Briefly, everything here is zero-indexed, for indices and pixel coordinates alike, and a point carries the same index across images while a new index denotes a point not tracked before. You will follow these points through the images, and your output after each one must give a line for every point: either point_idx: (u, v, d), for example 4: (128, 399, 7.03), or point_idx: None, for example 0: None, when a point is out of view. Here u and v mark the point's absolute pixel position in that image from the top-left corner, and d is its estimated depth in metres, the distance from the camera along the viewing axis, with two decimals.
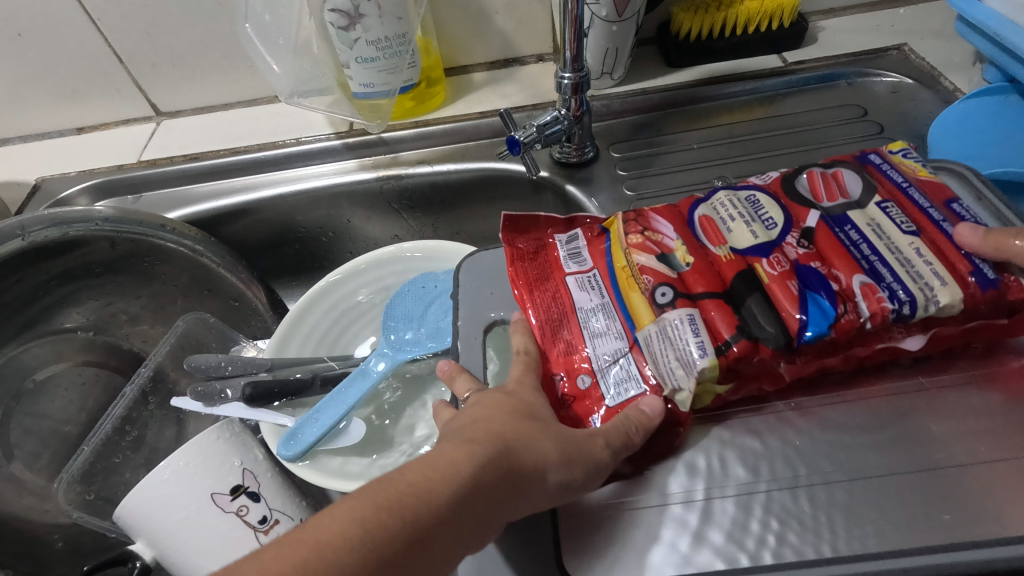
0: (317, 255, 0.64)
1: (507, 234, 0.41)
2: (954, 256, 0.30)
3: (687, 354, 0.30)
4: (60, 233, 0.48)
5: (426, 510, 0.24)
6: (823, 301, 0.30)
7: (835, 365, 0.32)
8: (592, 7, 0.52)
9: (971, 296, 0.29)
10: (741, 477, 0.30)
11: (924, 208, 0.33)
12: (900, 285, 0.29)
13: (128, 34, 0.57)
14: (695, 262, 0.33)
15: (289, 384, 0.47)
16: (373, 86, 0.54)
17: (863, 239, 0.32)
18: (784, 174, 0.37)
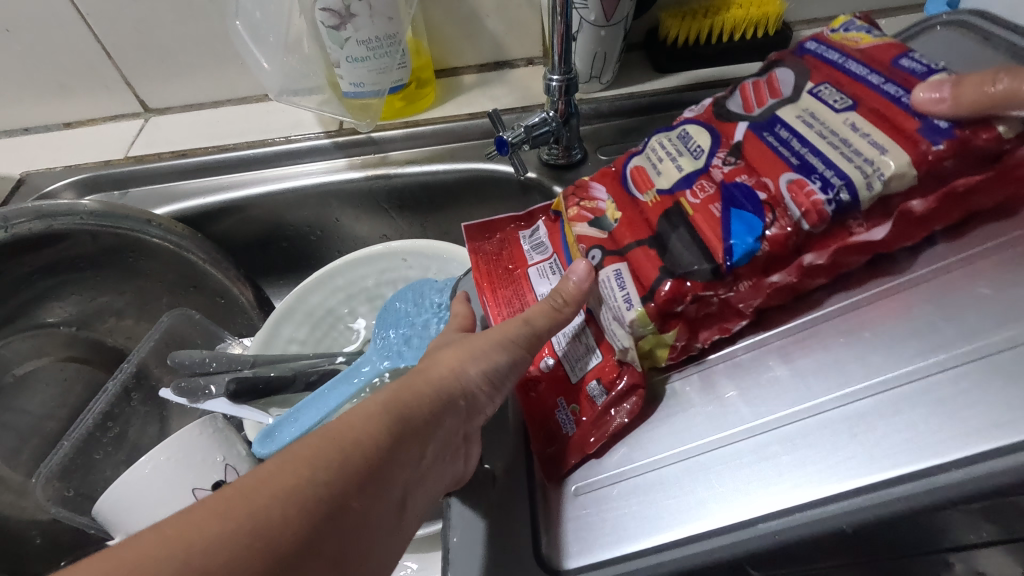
0: (305, 254, 0.64)
1: (474, 238, 0.45)
2: (902, 120, 0.27)
3: (619, 308, 0.32)
4: (45, 225, 0.48)
5: (345, 462, 0.25)
6: (748, 217, 0.29)
7: (795, 283, 0.30)
8: (580, 11, 0.53)
9: (920, 157, 0.26)
10: (720, 427, 0.30)
11: (860, 80, 0.31)
12: (833, 169, 0.27)
13: (118, 29, 0.57)
14: (622, 216, 0.35)
15: (273, 380, 0.46)
16: (363, 86, 0.55)
17: (794, 135, 0.30)
18: (715, 100, 0.36)
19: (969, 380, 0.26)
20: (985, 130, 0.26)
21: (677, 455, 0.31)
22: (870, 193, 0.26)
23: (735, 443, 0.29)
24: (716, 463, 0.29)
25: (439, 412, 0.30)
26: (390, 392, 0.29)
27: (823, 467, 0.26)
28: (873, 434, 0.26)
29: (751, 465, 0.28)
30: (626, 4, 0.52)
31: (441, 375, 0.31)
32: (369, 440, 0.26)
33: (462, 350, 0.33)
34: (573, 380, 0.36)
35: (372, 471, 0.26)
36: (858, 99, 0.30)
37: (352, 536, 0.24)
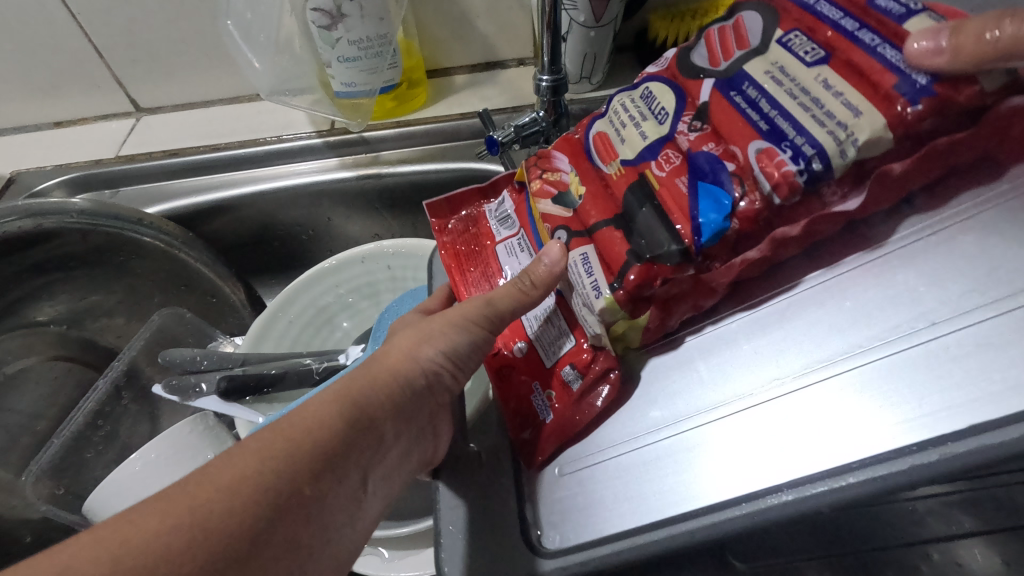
0: (297, 253, 0.64)
1: (439, 214, 0.44)
2: (873, 73, 0.24)
3: (588, 295, 0.31)
4: (35, 224, 0.48)
5: (307, 448, 0.26)
6: (715, 190, 0.27)
7: (782, 253, 0.28)
8: (570, 13, 0.53)
9: (897, 117, 0.23)
10: (698, 411, 0.28)
11: (836, 19, 0.26)
12: (803, 136, 0.24)
13: (109, 29, 0.57)
14: (586, 192, 0.33)
15: (263, 377, 0.47)
16: (355, 86, 0.55)
17: (761, 95, 0.27)
18: (677, 52, 0.32)
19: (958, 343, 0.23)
20: (967, 86, 0.22)
21: (655, 435, 0.29)
22: (844, 160, 0.24)
23: (711, 420, 0.27)
24: (689, 440, 0.27)
25: (397, 399, 0.31)
26: (347, 383, 0.30)
27: (813, 438, 0.24)
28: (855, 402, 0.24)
29: (732, 439, 0.26)
30: (615, 6, 0.53)
31: (399, 360, 0.32)
32: (326, 430, 0.27)
33: (422, 336, 0.33)
34: (546, 365, 0.35)
35: (331, 458, 0.27)
36: (831, 47, 0.26)
37: (315, 519, 0.26)
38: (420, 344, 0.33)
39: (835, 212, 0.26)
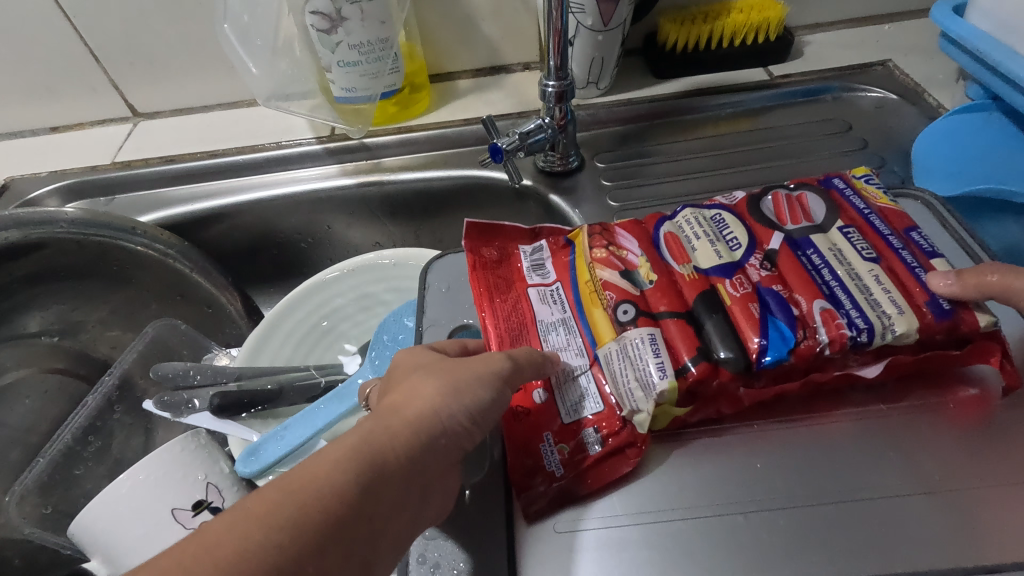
0: (296, 262, 0.62)
1: (472, 241, 0.42)
2: (911, 286, 0.32)
3: (648, 373, 0.31)
4: (24, 234, 0.47)
5: (310, 515, 0.23)
6: (783, 327, 0.31)
7: (794, 390, 0.33)
8: (577, 16, 0.51)
9: (926, 325, 0.31)
10: (728, 496, 0.32)
11: (884, 234, 0.34)
12: (858, 312, 0.31)
13: (105, 33, 0.56)
14: (657, 279, 0.35)
15: (259, 394, 0.46)
16: (355, 91, 0.53)
17: (824, 264, 0.34)
18: (748, 195, 0.38)
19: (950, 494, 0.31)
20: (968, 319, 0.31)
21: (664, 513, 0.31)
22: (882, 340, 0.31)
23: (729, 511, 0.31)
24: (733, 527, 0.30)
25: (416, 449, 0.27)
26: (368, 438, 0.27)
27: (840, 553, 0.29)
28: (875, 523, 0.30)
29: (768, 537, 0.30)
30: (623, 8, 0.51)
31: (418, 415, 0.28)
32: (329, 497, 0.24)
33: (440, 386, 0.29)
34: (565, 421, 0.34)
35: (332, 529, 0.23)
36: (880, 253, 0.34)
37: None
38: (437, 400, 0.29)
39: (848, 371, 0.33)
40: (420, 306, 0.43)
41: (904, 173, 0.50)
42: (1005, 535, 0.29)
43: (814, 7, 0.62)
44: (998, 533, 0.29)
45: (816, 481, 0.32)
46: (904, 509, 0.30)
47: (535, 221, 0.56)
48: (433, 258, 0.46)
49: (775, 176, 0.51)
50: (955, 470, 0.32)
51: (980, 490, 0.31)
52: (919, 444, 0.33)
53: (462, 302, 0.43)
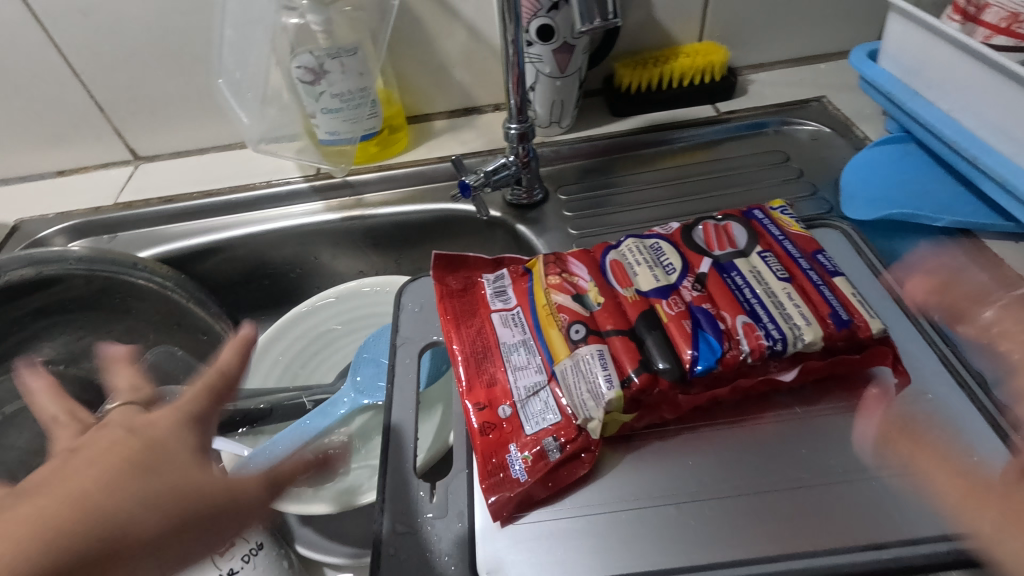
0: (286, 291, 0.67)
1: (440, 271, 0.47)
2: (818, 301, 0.37)
3: (599, 386, 0.35)
4: (36, 271, 0.52)
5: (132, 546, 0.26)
6: (711, 340, 0.36)
7: (725, 395, 0.37)
8: (536, 65, 0.57)
9: (829, 334, 0.35)
10: (663, 491, 0.36)
11: (795, 257, 0.40)
12: (774, 325, 0.36)
13: (110, 86, 0.61)
14: (604, 301, 0.39)
15: (250, 412, 0.51)
16: (338, 134, 0.58)
17: (746, 284, 0.39)
18: (681, 225, 0.44)
19: (855, 482, 0.35)
20: (864, 328, 0.35)
21: (607, 509, 0.35)
22: (795, 348, 0.35)
23: (663, 505, 0.35)
24: (665, 518, 0.35)
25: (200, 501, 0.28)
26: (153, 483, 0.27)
27: (758, 536, 0.33)
28: (791, 509, 0.34)
29: (697, 525, 0.34)
30: (579, 57, 0.57)
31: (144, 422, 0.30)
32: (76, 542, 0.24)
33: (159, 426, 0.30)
34: (527, 432, 0.37)
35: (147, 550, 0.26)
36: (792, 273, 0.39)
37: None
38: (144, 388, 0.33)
39: (770, 377, 0.37)
40: (395, 324, 0.48)
41: (833, 199, 0.56)
42: (902, 516, 0.33)
43: (756, 50, 0.68)
44: (894, 514, 0.33)
45: (740, 474, 0.36)
46: (815, 496, 0.35)
47: (504, 247, 0.61)
48: (407, 282, 0.51)
49: (721, 204, 0.57)
50: (859, 462, 0.36)
51: (880, 478, 0.35)
52: (828, 441, 0.37)
53: (433, 321, 0.48)
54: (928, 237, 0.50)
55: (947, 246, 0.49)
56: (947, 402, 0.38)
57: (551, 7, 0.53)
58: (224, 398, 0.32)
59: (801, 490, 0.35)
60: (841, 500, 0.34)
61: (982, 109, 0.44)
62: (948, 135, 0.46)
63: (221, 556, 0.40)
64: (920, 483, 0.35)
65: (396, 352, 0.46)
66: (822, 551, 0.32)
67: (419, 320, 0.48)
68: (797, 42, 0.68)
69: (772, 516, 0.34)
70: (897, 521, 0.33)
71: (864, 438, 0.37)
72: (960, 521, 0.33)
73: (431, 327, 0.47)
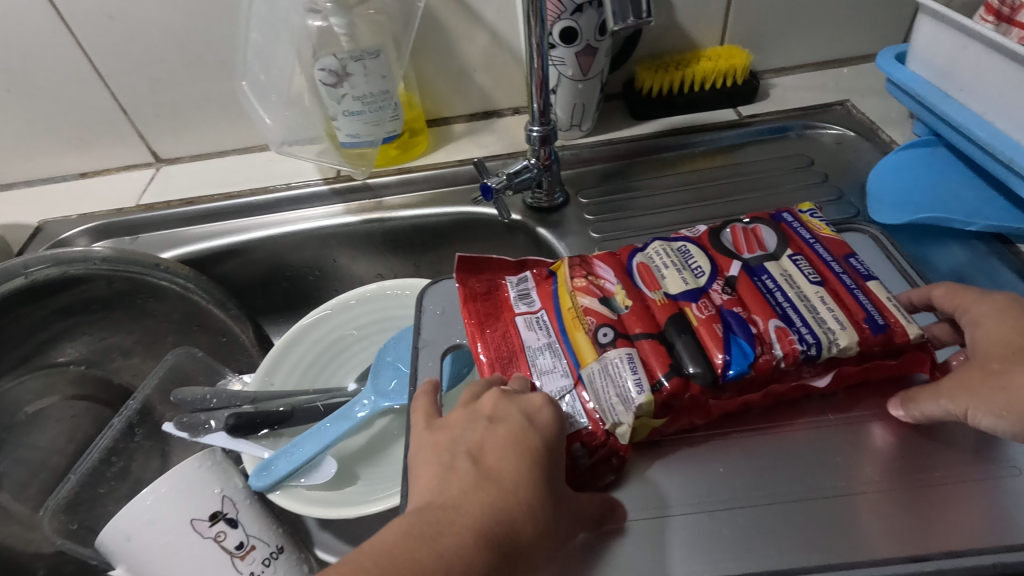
0: (304, 294, 0.67)
1: (462, 274, 0.46)
2: (853, 304, 0.36)
3: (629, 389, 0.35)
4: (61, 271, 0.52)
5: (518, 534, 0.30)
6: (743, 345, 0.35)
7: (756, 400, 0.37)
8: (558, 68, 0.57)
9: (865, 339, 0.34)
10: (694, 498, 0.35)
11: (827, 261, 0.39)
12: (808, 329, 0.35)
13: (134, 89, 0.62)
14: (632, 304, 0.39)
15: (271, 415, 0.50)
16: (359, 137, 0.58)
17: (777, 287, 0.38)
18: (709, 229, 0.43)
19: (893, 491, 0.34)
20: (902, 333, 0.34)
21: (638, 517, 0.35)
22: (831, 352, 0.34)
23: (694, 513, 0.34)
24: (696, 527, 0.34)
25: (570, 498, 0.33)
26: (439, 545, 0.28)
27: (795, 546, 0.32)
28: (827, 519, 0.33)
29: (731, 533, 0.33)
30: (601, 60, 0.57)
31: (489, 477, 0.32)
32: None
33: (475, 489, 0.31)
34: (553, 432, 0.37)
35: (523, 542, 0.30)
36: (824, 276, 0.38)
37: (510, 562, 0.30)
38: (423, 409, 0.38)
39: (803, 382, 0.36)
40: (416, 326, 0.47)
41: (860, 203, 0.55)
42: (944, 527, 0.32)
43: (778, 54, 0.67)
44: (938, 524, 0.32)
45: (775, 482, 0.35)
46: (852, 506, 0.34)
47: (524, 251, 0.61)
48: (429, 283, 0.50)
49: (745, 208, 0.56)
50: (896, 470, 0.35)
51: (918, 486, 0.34)
52: (864, 449, 0.36)
53: (455, 324, 0.47)
54: (959, 241, 0.49)
55: (979, 250, 0.48)
56: None
57: (574, 9, 0.53)
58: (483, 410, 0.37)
59: (837, 499, 0.34)
60: (879, 511, 0.33)
61: (1016, 110, 0.43)
62: (981, 137, 0.45)
63: (241, 557, 0.43)
64: (961, 494, 0.34)
65: (419, 354, 0.45)
66: (861, 563, 0.31)
67: (441, 322, 0.47)
68: (820, 46, 0.67)
69: (808, 526, 0.33)
70: (939, 533, 0.32)
71: (901, 445, 0.36)
72: (1006, 535, 0.32)
73: (453, 330, 0.47)
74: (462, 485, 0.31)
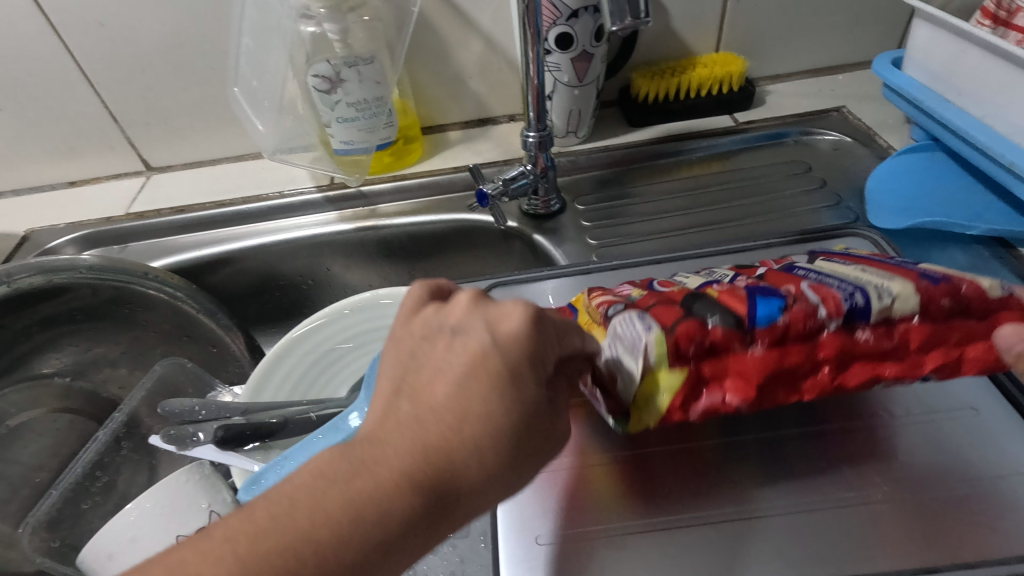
0: (297, 304, 0.65)
1: None
2: (904, 272, 0.32)
3: (631, 343, 0.31)
4: (46, 279, 0.51)
5: (425, 495, 0.25)
6: (770, 298, 0.31)
7: (805, 377, 0.31)
8: (554, 74, 0.57)
9: (925, 288, 0.30)
10: (697, 509, 0.34)
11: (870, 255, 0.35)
12: (857, 288, 0.30)
13: (125, 96, 0.61)
14: (644, 292, 0.35)
15: (261, 427, 0.48)
16: (353, 143, 0.58)
17: (810, 270, 0.34)
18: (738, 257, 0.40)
19: (902, 502, 0.33)
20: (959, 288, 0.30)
21: (638, 529, 0.33)
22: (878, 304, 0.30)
23: (696, 525, 0.33)
24: (699, 539, 0.33)
25: (518, 442, 0.27)
26: (354, 487, 0.25)
27: (801, 558, 0.31)
28: (834, 530, 0.32)
29: (734, 544, 0.32)
30: (597, 66, 0.57)
31: (432, 407, 0.27)
32: None
33: (411, 433, 0.26)
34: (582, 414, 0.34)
35: (433, 507, 0.25)
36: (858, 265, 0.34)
37: (404, 539, 0.25)
38: (420, 295, 0.33)
39: (861, 347, 0.30)
40: None
41: (859, 209, 0.54)
42: (956, 539, 0.31)
43: (773, 61, 0.67)
44: (951, 536, 0.31)
45: (779, 493, 0.34)
46: (856, 516, 0.33)
47: (521, 259, 0.60)
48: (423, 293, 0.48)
49: (746, 214, 0.56)
50: (904, 478, 0.34)
51: (926, 495, 0.33)
52: (871, 457, 0.35)
53: None
54: (959, 245, 0.49)
55: (980, 255, 0.48)
56: (992, 414, 0.36)
57: (570, 15, 0.52)
58: (467, 358, 0.28)
59: (844, 509, 0.33)
60: (884, 520, 0.32)
61: (1015, 113, 0.43)
62: (981, 140, 0.45)
63: None
64: (971, 501, 0.33)
65: None
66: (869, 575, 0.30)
67: None
68: (816, 53, 0.68)
69: (814, 536, 0.32)
70: (950, 544, 0.31)
71: (908, 453, 0.35)
72: (1021, 545, 0.31)
73: None
74: (399, 420, 0.27)
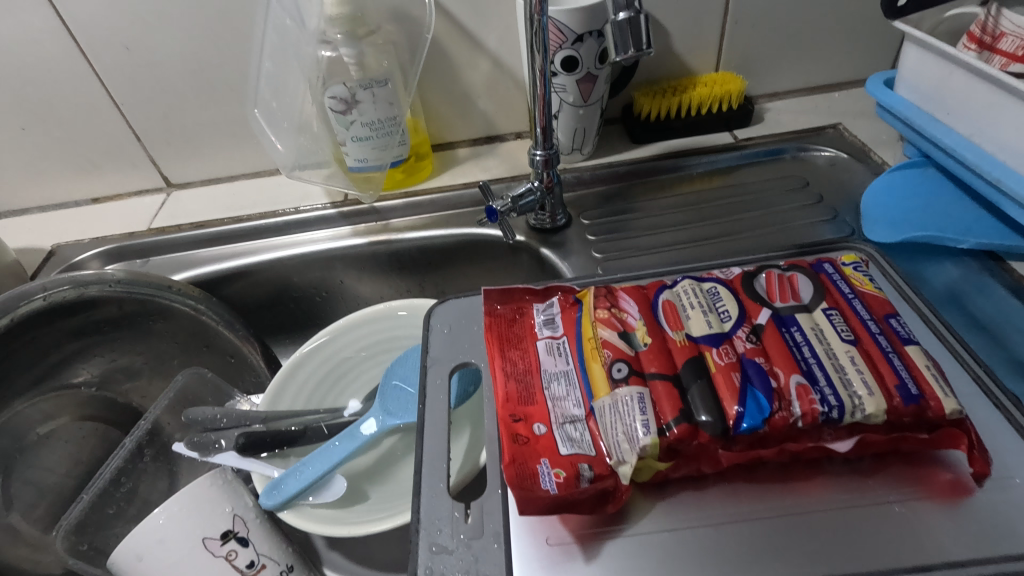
0: (310, 315, 0.68)
1: (493, 300, 0.46)
2: (887, 371, 0.34)
3: (633, 430, 0.34)
4: (77, 292, 0.53)
5: None
6: (760, 397, 0.34)
7: (771, 456, 0.36)
8: (559, 95, 0.59)
9: (895, 408, 0.33)
10: (702, 511, 0.36)
11: (864, 320, 0.38)
12: (832, 390, 0.34)
13: (148, 117, 0.64)
14: (651, 342, 0.38)
15: (280, 435, 0.51)
16: (366, 161, 0.60)
17: (806, 341, 0.37)
18: (742, 272, 0.42)
19: (897, 503, 0.35)
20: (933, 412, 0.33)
21: (643, 529, 0.35)
22: (849, 416, 0.33)
23: (700, 526, 0.35)
24: (704, 538, 0.34)
25: None
26: None
27: (800, 558, 0.33)
28: (833, 531, 0.34)
29: (737, 544, 0.34)
30: (601, 87, 0.59)
31: None
32: None
33: None
34: (561, 452, 0.35)
35: None
36: (858, 336, 0.37)
37: None
38: None
39: (824, 445, 0.35)
40: (424, 345, 0.47)
41: (854, 222, 0.56)
42: (948, 539, 0.33)
43: (771, 79, 0.70)
44: (943, 536, 0.33)
45: (779, 495, 0.36)
46: (856, 518, 0.34)
47: (528, 271, 0.62)
48: (436, 304, 0.51)
49: (742, 228, 0.58)
50: (899, 481, 0.36)
51: (920, 497, 0.35)
52: (866, 462, 0.37)
53: (463, 342, 0.47)
54: (951, 258, 0.51)
55: (971, 267, 0.50)
56: (983, 422, 0.38)
57: (575, 39, 0.55)
58: None
59: (843, 512, 0.35)
60: (879, 521, 0.34)
61: (1000, 132, 0.45)
62: (969, 157, 0.47)
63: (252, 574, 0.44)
64: (963, 503, 0.34)
65: (427, 370, 0.46)
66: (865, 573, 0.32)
67: (451, 339, 0.48)
68: (812, 71, 0.70)
69: (813, 537, 0.34)
70: (943, 544, 0.33)
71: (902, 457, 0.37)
72: (1009, 543, 0.32)
73: (462, 350, 0.47)
74: None
